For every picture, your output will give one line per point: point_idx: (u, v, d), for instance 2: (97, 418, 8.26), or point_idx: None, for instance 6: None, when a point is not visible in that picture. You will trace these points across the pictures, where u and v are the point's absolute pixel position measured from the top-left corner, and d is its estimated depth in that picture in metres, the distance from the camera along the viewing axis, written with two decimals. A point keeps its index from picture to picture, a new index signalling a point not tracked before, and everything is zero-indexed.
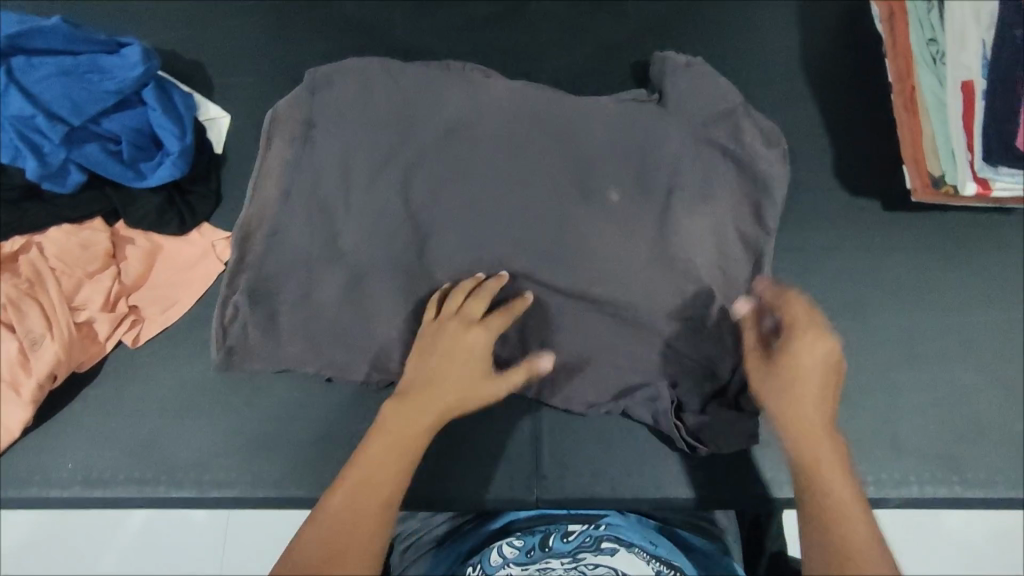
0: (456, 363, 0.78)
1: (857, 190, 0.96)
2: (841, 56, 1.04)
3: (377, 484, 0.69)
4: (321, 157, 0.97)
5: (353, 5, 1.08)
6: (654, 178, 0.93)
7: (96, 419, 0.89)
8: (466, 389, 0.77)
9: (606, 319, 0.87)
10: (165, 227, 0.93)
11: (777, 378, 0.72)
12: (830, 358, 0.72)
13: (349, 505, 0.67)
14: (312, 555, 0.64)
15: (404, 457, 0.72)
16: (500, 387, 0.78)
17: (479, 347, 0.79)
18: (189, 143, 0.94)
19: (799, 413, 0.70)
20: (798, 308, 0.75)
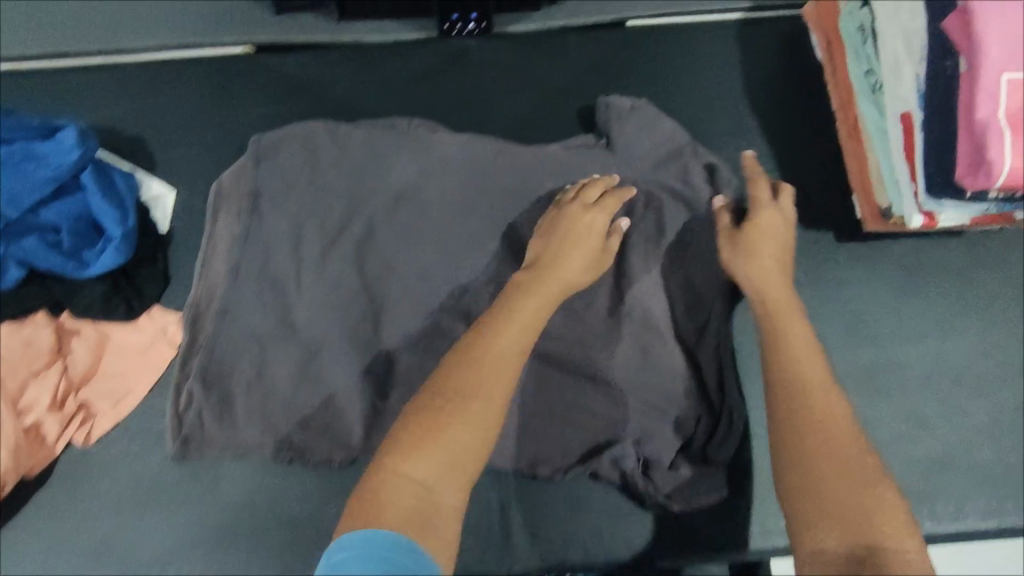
0: (576, 242, 0.85)
1: (811, 223, 0.96)
2: (785, 88, 1.04)
3: (502, 357, 0.73)
4: (272, 230, 0.95)
5: (292, 64, 1.05)
6: None
7: (48, 525, 0.86)
8: (583, 266, 0.84)
9: (568, 376, 0.87)
10: (112, 314, 0.90)
11: (742, 245, 0.85)
12: (783, 225, 0.87)
13: (474, 377, 0.71)
14: (456, 388, 0.70)
15: (524, 332, 0.76)
16: (603, 260, 0.86)
17: (593, 229, 0.86)
18: (131, 226, 0.91)
19: (764, 271, 0.83)
20: (762, 185, 0.89)
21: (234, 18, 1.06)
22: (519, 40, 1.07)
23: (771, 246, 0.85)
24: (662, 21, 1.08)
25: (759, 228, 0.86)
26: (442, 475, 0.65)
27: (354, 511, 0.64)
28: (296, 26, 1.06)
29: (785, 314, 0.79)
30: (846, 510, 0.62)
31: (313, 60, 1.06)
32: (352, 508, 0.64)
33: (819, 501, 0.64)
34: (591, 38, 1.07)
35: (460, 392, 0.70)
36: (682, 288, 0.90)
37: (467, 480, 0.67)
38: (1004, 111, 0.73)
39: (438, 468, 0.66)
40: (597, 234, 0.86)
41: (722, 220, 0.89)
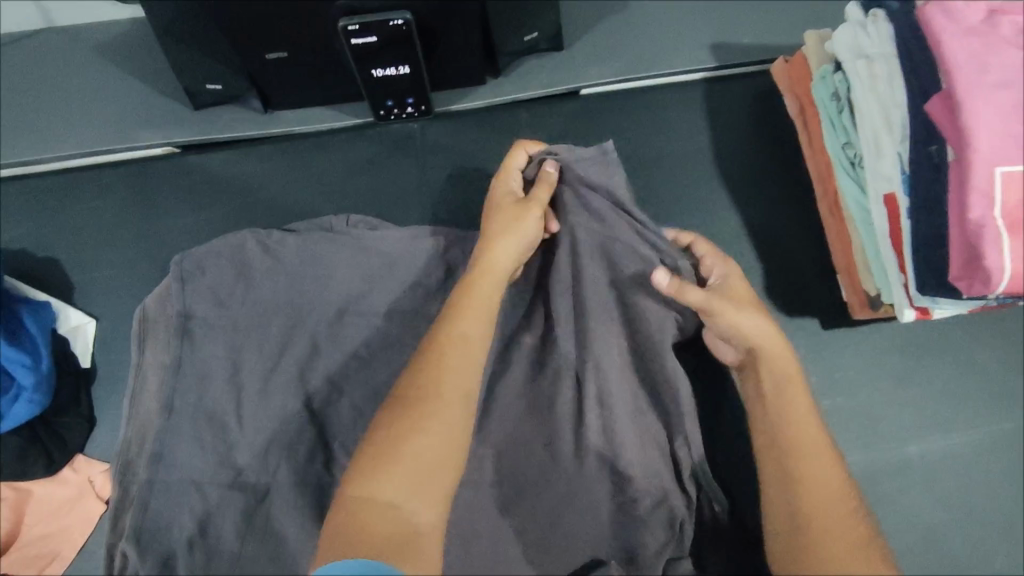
0: (498, 216, 0.76)
1: (792, 311, 0.89)
2: (757, 156, 0.96)
3: (454, 349, 0.67)
4: (204, 358, 0.82)
5: (218, 163, 0.97)
6: None
7: None
8: (508, 232, 0.74)
9: (547, 505, 0.76)
10: (30, 470, 0.82)
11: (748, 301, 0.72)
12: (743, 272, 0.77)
13: (427, 377, 0.65)
14: (410, 393, 0.64)
15: (479, 320, 0.69)
16: (529, 215, 0.75)
17: (510, 198, 0.78)
18: (45, 370, 0.83)
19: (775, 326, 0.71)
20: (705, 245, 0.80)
21: (147, 116, 0.95)
22: (467, 118, 0.98)
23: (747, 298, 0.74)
24: (620, 85, 0.98)
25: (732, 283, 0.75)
26: (412, 490, 0.59)
27: (330, 546, 0.57)
28: (216, 120, 0.96)
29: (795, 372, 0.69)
30: None
31: (242, 160, 0.97)
32: (325, 546, 0.57)
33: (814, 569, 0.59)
34: (543, 113, 0.98)
35: (415, 402, 0.63)
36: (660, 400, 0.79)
37: (448, 488, 0.61)
38: (1001, 210, 0.64)
39: (406, 482, 0.59)
40: (514, 198, 0.77)
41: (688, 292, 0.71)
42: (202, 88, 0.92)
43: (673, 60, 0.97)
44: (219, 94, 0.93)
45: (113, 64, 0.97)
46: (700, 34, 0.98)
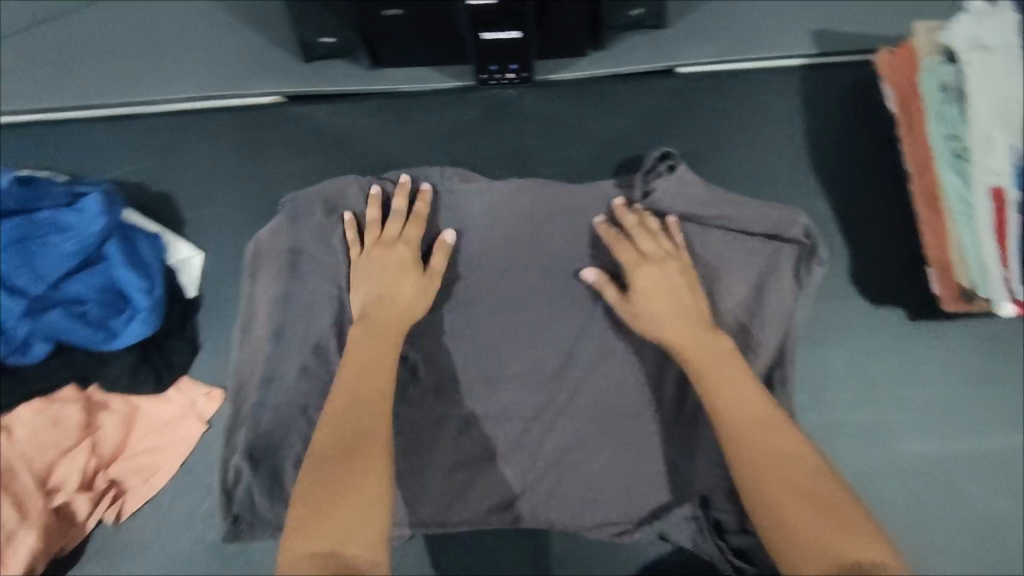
0: (385, 278, 0.81)
1: (877, 301, 0.90)
2: (850, 144, 0.97)
3: (367, 404, 0.70)
4: (309, 294, 0.86)
5: (324, 114, 1.01)
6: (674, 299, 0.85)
7: None
8: (413, 296, 0.81)
9: (624, 451, 0.85)
10: (141, 387, 0.86)
11: (644, 312, 0.78)
12: (673, 276, 0.79)
13: (343, 427, 0.67)
14: (334, 440, 0.66)
15: (384, 365, 0.74)
16: (434, 286, 0.83)
17: (408, 258, 0.82)
18: (159, 295, 0.88)
19: (676, 327, 0.76)
20: (624, 245, 0.83)
21: (263, 66, 1.00)
22: (565, 87, 1.00)
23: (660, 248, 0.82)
24: (718, 66, 1.00)
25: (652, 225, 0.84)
26: (349, 533, 0.60)
27: None
28: (326, 73, 1.00)
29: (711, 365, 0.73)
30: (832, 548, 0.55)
31: (346, 113, 1.01)
32: None
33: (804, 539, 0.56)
34: (639, 88, 1.00)
35: (338, 451, 0.65)
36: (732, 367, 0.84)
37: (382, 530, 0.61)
38: None
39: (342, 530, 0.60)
40: (414, 262, 0.83)
41: (609, 294, 0.82)
42: (316, 41, 0.97)
43: (773, 45, 0.99)
44: (335, 47, 0.98)
45: (233, 15, 1.02)
46: (801, 22, 0.99)
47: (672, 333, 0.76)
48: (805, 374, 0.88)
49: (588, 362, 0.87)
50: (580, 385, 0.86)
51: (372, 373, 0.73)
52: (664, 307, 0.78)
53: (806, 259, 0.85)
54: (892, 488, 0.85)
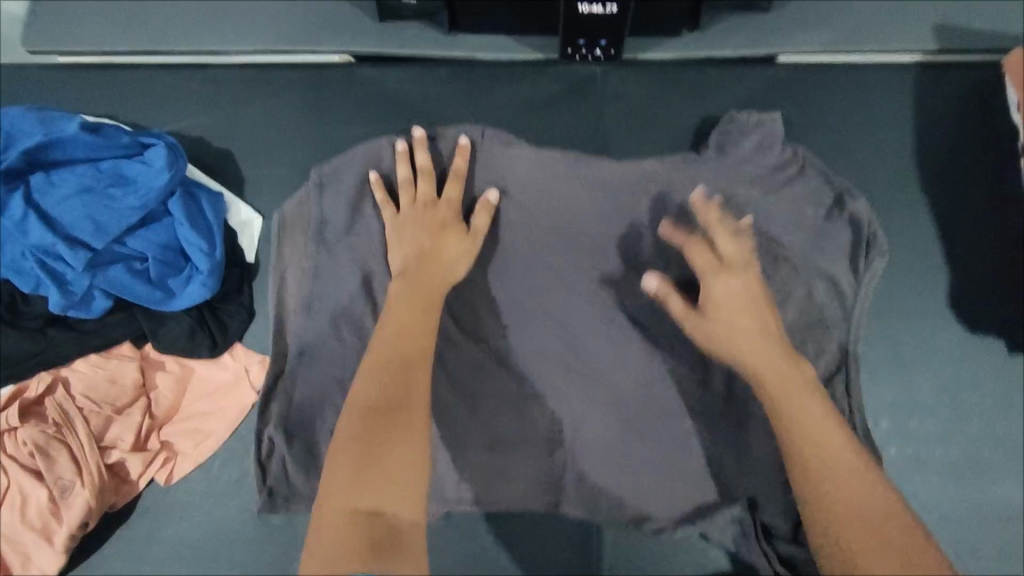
0: (423, 237, 0.78)
1: (978, 327, 0.83)
2: (964, 153, 0.89)
3: (401, 362, 0.67)
4: (342, 256, 0.87)
5: (395, 80, 0.96)
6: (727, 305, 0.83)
7: (129, 565, 0.82)
8: (455, 256, 0.78)
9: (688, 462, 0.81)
10: (196, 350, 0.85)
11: (721, 328, 0.71)
12: (751, 285, 0.72)
13: (377, 386, 0.65)
14: (371, 395, 0.64)
15: (422, 321, 0.72)
16: (478, 245, 0.80)
17: (446, 219, 0.79)
18: (219, 258, 0.86)
19: (755, 346, 0.69)
20: (696, 249, 0.75)
21: (336, 23, 0.95)
22: (653, 70, 0.94)
23: (740, 255, 0.74)
24: (826, 57, 0.92)
25: (740, 234, 0.77)
26: (386, 497, 0.59)
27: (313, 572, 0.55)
28: (402, 35, 0.95)
29: (793, 395, 0.66)
30: (877, 540, 0.56)
31: (418, 81, 0.96)
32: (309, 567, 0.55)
33: (842, 529, 0.58)
34: (735, 74, 0.93)
35: (373, 411, 0.63)
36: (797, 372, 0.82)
37: (421, 490, 0.60)
38: None
39: (380, 491, 0.59)
40: (452, 223, 0.79)
41: (676, 304, 0.75)
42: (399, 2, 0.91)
43: (890, 36, 0.89)
44: (415, 9, 0.92)
45: None
46: (926, 11, 0.90)
47: (752, 354, 0.69)
48: (889, 399, 0.83)
49: (655, 367, 0.83)
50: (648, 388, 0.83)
51: (410, 329, 0.70)
52: (744, 326, 0.70)
53: (867, 254, 0.84)
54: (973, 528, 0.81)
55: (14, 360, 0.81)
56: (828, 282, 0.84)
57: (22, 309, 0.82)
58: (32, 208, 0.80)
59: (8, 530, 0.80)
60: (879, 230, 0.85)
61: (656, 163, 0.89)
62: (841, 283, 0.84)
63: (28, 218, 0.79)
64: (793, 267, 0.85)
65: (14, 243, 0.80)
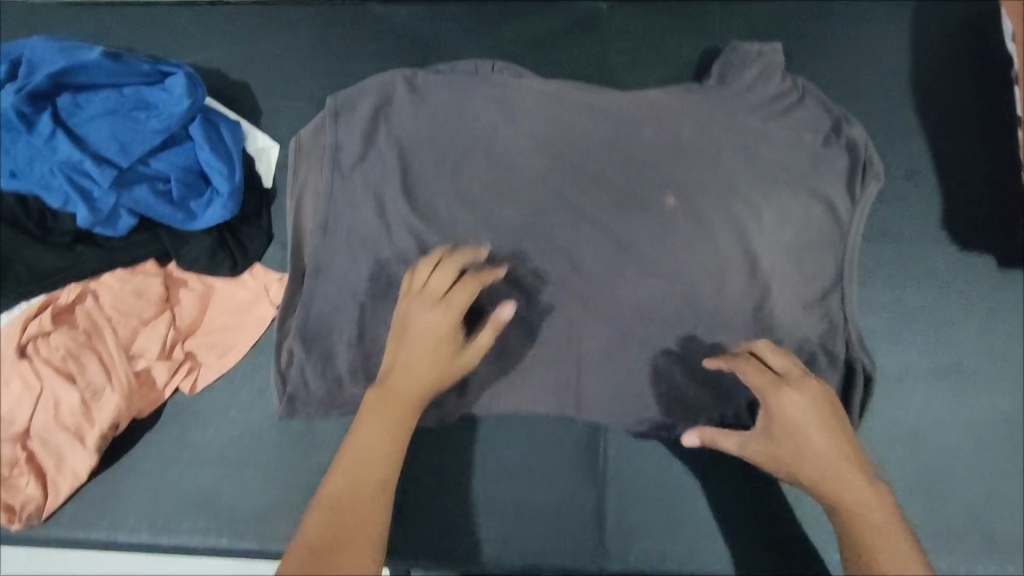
0: (420, 345, 0.74)
1: (968, 245, 0.87)
2: (960, 81, 0.91)
3: (371, 467, 0.69)
4: (354, 181, 0.92)
5: (408, 15, 0.99)
6: (723, 223, 0.87)
7: (156, 466, 0.87)
8: (445, 364, 0.74)
9: (682, 370, 0.86)
10: (218, 269, 0.89)
11: (783, 451, 0.70)
12: (816, 404, 0.69)
13: (346, 485, 0.68)
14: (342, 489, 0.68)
15: (404, 425, 0.72)
16: (472, 359, 0.76)
17: (443, 323, 0.74)
18: (238, 182, 0.89)
19: (818, 465, 0.68)
20: (752, 374, 0.73)
21: None
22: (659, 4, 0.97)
23: (792, 369, 0.72)
24: None
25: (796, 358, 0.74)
26: None
27: None
28: None
29: (859, 505, 0.66)
30: None
31: (429, 16, 0.99)
32: None
33: None
34: (738, 8, 0.96)
35: (338, 516, 0.66)
36: (794, 289, 0.85)
37: None
38: None
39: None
40: (449, 329, 0.75)
41: (726, 441, 0.74)
42: None
43: None
44: None
45: None
46: None
47: (821, 474, 0.68)
48: (879, 314, 0.86)
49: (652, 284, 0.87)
50: (648, 302, 0.86)
51: (393, 426, 0.72)
52: (805, 451, 0.69)
53: (862, 176, 0.87)
54: (960, 435, 0.84)
55: (44, 273, 0.84)
56: (823, 204, 0.87)
57: (51, 225, 0.85)
58: (60, 126, 0.82)
59: (44, 431, 0.85)
60: (876, 155, 0.88)
61: (660, 93, 0.93)
62: (839, 203, 0.87)
63: (55, 134, 0.82)
64: (790, 188, 0.87)
65: (40, 160, 0.82)
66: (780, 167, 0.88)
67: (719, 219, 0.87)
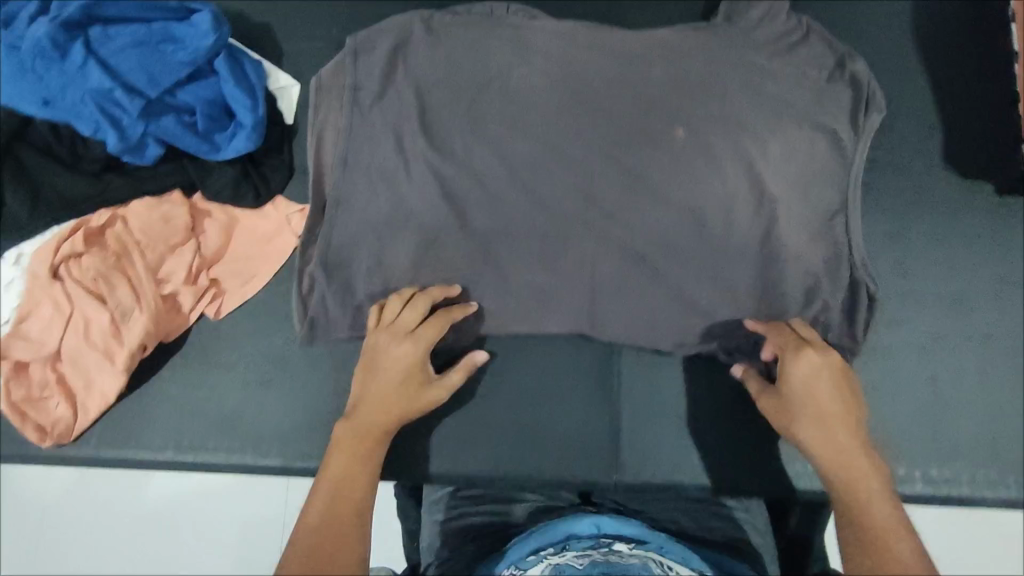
0: (390, 376, 0.80)
1: (966, 174, 0.90)
2: (958, 20, 0.94)
3: (359, 469, 0.72)
4: (374, 117, 0.93)
5: None
6: (733, 149, 0.88)
7: (183, 388, 0.91)
8: (416, 397, 0.80)
9: (690, 294, 0.88)
10: (241, 200, 0.92)
11: (793, 409, 0.74)
12: (828, 373, 0.74)
13: (338, 484, 0.70)
14: (335, 487, 0.70)
15: (385, 437, 0.76)
16: (444, 395, 0.82)
17: (411, 354, 0.81)
18: (261, 115, 0.91)
19: (818, 431, 0.71)
20: (781, 337, 0.80)
21: None
22: None
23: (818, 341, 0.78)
24: None
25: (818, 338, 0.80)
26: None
27: None
28: None
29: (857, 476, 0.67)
30: None
31: None
32: None
33: None
34: None
35: (333, 511, 0.67)
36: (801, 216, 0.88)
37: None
38: None
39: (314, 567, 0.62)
40: (416, 360, 0.81)
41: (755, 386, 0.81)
42: None
43: None
44: None
45: None
46: None
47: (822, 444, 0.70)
48: (883, 240, 0.89)
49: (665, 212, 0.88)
50: (659, 229, 0.88)
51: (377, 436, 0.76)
52: (815, 410, 0.72)
53: (865, 109, 0.90)
54: (963, 353, 0.86)
55: (73, 199, 0.87)
56: (828, 136, 0.89)
57: (82, 152, 0.88)
58: (92, 55, 0.85)
59: (73, 352, 0.87)
60: (877, 89, 0.91)
61: (669, 32, 0.96)
62: (842, 133, 0.89)
63: (88, 63, 0.85)
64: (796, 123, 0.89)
65: (73, 88, 0.84)
66: (785, 105, 0.90)
67: (725, 147, 0.88)
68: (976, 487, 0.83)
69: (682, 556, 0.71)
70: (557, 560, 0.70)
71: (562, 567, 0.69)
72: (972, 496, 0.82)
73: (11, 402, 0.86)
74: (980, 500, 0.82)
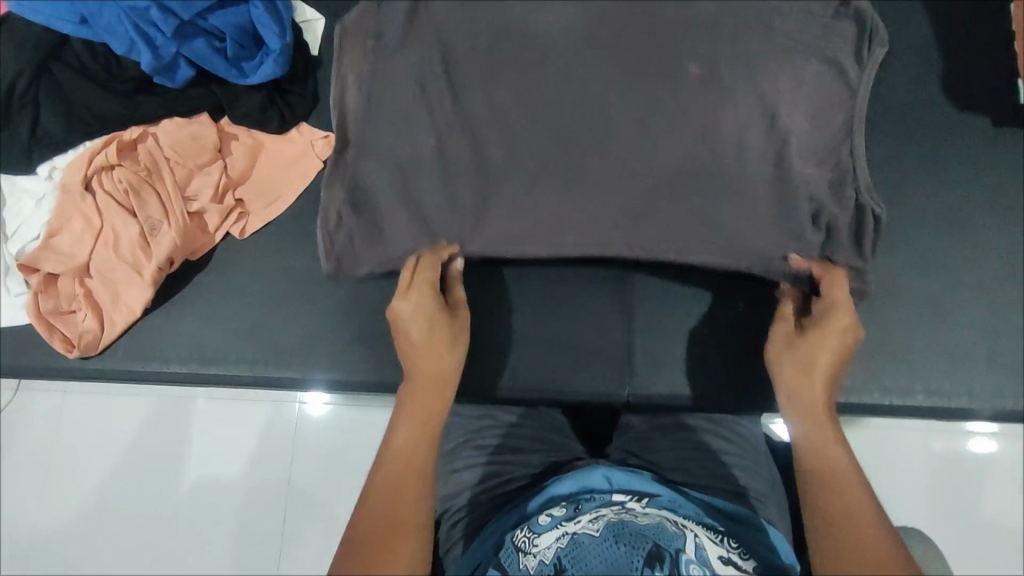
0: (423, 319, 0.75)
1: (964, 106, 0.94)
2: None
3: (427, 421, 0.70)
4: (396, 67, 0.86)
5: None
6: (754, 66, 0.83)
7: (207, 303, 0.93)
8: (455, 342, 0.76)
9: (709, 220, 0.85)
10: (267, 124, 0.95)
11: (809, 363, 0.71)
12: (851, 331, 0.71)
13: (403, 437, 0.69)
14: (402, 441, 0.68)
15: (441, 384, 0.73)
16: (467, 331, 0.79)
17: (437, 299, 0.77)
18: (288, 43, 0.93)
19: (815, 389, 0.70)
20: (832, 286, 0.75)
21: None
22: None
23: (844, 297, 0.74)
24: None
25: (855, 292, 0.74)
26: (385, 525, 0.62)
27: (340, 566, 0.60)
28: None
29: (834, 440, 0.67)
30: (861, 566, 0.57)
31: None
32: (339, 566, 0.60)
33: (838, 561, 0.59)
34: None
35: (402, 461, 0.67)
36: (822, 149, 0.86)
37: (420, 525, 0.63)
38: None
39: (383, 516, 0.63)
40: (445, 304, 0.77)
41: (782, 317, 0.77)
42: None
43: None
44: None
45: None
46: None
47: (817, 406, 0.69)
48: (884, 167, 0.93)
49: (687, 147, 0.83)
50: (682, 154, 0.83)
51: (435, 385, 0.73)
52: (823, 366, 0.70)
53: (869, 45, 0.89)
54: (962, 274, 0.90)
55: (107, 117, 0.90)
56: (834, 71, 0.87)
57: (115, 71, 0.91)
58: None
59: (101, 265, 0.90)
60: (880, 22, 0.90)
61: None
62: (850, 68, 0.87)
63: None
64: (813, 49, 0.86)
65: (109, 8, 0.88)
66: (806, 29, 0.86)
67: (735, 69, 0.82)
68: (971, 399, 0.87)
69: (695, 512, 0.71)
70: (573, 530, 0.67)
71: (578, 537, 0.66)
72: (966, 407, 0.87)
73: (39, 311, 0.89)
74: (974, 411, 0.87)
